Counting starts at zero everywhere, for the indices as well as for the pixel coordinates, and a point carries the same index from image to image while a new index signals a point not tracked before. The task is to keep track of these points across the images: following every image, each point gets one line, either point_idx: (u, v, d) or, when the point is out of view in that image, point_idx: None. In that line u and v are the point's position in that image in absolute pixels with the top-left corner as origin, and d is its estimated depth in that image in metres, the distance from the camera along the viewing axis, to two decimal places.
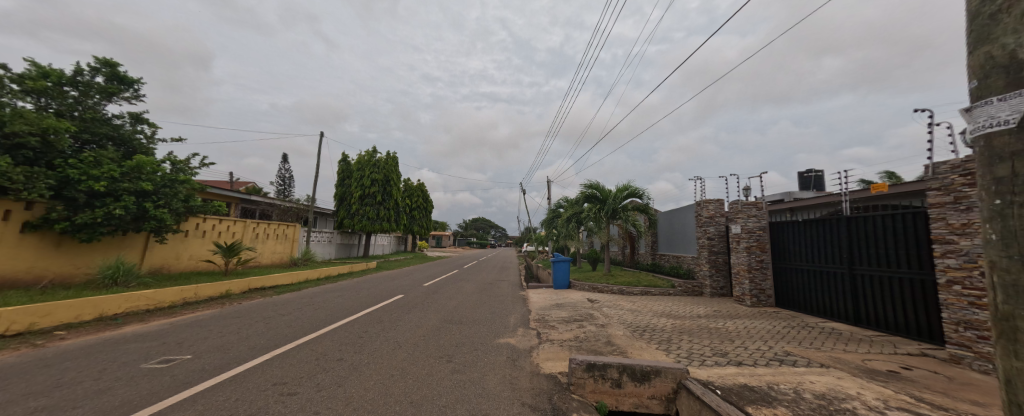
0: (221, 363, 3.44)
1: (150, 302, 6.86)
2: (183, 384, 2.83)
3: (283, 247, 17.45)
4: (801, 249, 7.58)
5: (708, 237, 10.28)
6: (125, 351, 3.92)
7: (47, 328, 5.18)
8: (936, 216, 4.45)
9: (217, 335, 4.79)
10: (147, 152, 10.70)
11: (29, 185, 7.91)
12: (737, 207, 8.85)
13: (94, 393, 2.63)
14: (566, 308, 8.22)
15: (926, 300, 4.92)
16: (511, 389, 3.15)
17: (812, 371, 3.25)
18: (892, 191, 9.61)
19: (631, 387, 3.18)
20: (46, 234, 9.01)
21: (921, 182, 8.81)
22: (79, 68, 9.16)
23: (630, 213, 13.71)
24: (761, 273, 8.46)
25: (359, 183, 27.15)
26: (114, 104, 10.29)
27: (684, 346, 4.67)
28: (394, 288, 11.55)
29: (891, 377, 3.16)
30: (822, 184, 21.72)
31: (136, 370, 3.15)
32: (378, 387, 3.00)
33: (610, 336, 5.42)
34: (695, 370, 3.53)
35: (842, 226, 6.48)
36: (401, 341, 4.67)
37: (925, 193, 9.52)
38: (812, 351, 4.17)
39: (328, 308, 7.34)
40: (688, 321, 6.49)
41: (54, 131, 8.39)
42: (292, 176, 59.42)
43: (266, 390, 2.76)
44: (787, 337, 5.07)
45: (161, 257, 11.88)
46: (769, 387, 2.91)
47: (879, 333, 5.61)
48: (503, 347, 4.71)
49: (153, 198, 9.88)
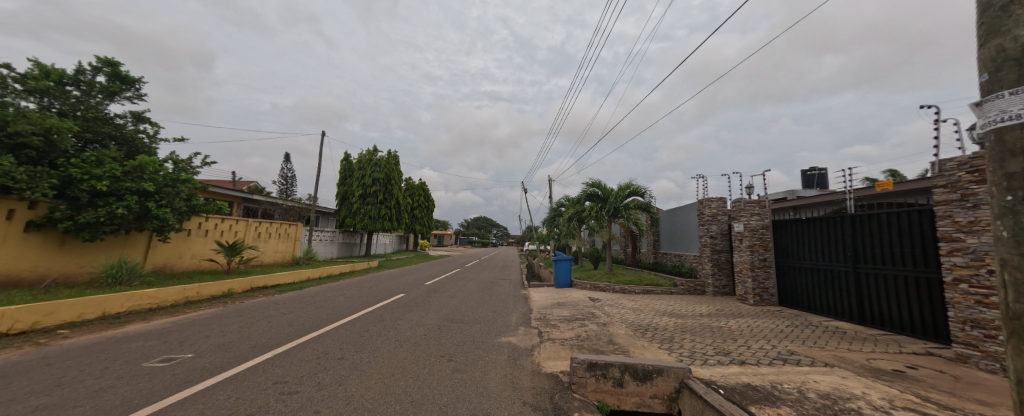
0: (222, 361, 3.44)
1: (153, 301, 6.88)
2: (183, 383, 2.82)
3: (285, 246, 17.52)
4: (805, 247, 7.53)
5: (710, 235, 10.24)
6: (127, 350, 3.93)
7: (50, 327, 5.19)
8: (943, 214, 4.39)
9: (219, 334, 4.80)
10: (149, 152, 10.74)
11: (32, 185, 7.93)
12: (739, 205, 8.81)
13: (94, 391, 2.63)
14: (567, 307, 8.20)
15: (932, 299, 4.87)
16: (512, 388, 3.13)
17: (816, 371, 3.21)
18: (897, 188, 9.51)
19: (632, 386, 3.16)
20: (49, 233, 9.06)
21: (927, 179, 8.71)
22: (81, 68, 9.19)
23: (632, 211, 13.66)
24: (764, 271, 8.41)
25: (361, 183, 27.19)
26: (115, 103, 10.32)
27: (687, 345, 4.64)
28: (396, 287, 11.56)
29: (896, 376, 3.12)
30: (825, 182, 21.64)
31: (138, 369, 3.15)
32: (378, 386, 2.99)
33: (612, 335, 5.40)
34: (697, 369, 3.50)
35: (846, 224, 6.42)
36: (402, 340, 4.66)
37: (931, 191, 9.40)
38: (816, 350, 4.13)
39: (330, 307, 7.35)
40: (690, 320, 6.47)
41: (57, 131, 8.42)
42: (295, 176, 59.81)
43: (266, 389, 2.75)
44: (790, 335, 5.04)
45: (164, 256, 11.95)
46: (772, 386, 2.87)
47: (884, 332, 5.56)
48: (504, 346, 4.70)
49: (155, 198, 9.91)
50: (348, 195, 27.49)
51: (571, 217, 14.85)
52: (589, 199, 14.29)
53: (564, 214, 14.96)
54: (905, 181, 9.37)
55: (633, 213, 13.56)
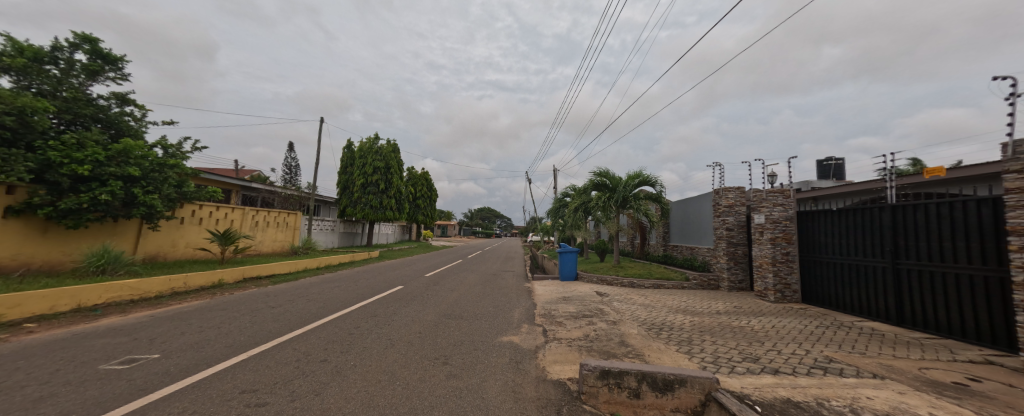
0: (191, 364, 3.10)
1: (134, 292, 6.67)
2: (137, 392, 2.49)
3: (284, 235, 17.31)
4: (834, 241, 7.06)
5: (726, 227, 9.78)
6: (90, 348, 3.61)
7: (15, 320, 4.91)
8: (1015, 204, 3.91)
9: (196, 331, 4.48)
10: (136, 135, 10.46)
11: (8, 168, 7.62)
12: (761, 195, 8.28)
13: (29, 402, 2.30)
14: (573, 302, 7.78)
15: (990, 299, 4.41)
16: (514, 400, 2.74)
17: (866, 384, 2.77)
18: (950, 175, 9.12)
19: (651, 398, 2.76)
20: (31, 219, 8.85)
21: (1001, 164, 8.35)
22: (58, 44, 8.81)
23: (642, 202, 13.08)
24: (786, 266, 7.95)
25: (362, 172, 26.85)
26: (99, 84, 10.00)
27: (708, 348, 4.21)
28: (394, 278, 11.32)
29: (962, 391, 2.67)
30: (842, 172, 20.92)
31: (91, 372, 2.83)
32: (361, 396, 2.62)
33: (623, 335, 4.98)
34: (724, 378, 3.08)
35: (885, 217, 5.94)
36: (394, 339, 4.34)
37: (995, 176, 9.06)
38: (858, 357, 3.68)
39: (322, 300, 7.04)
40: (708, 318, 6.05)
41: (34, 111, 8.06)
42: (297, 165, 60.09)
43: (229, 400, 2.40)
44: (823, 338, 4.60)
45: (157, 244, 11.81)
46: (818, 403, 2.44)
47: (930, 336, 5.06)
48: (506, 347, 4.32)
49: (141, 184, 9.61)
50: (349, 185, 27.16)
51: (577, 207, 14.37)
52: (596, 189, 13.77)
53: (569, 206, 14.53)
54: (968, 168, 8.92)
55: (642, 203, 12.99)
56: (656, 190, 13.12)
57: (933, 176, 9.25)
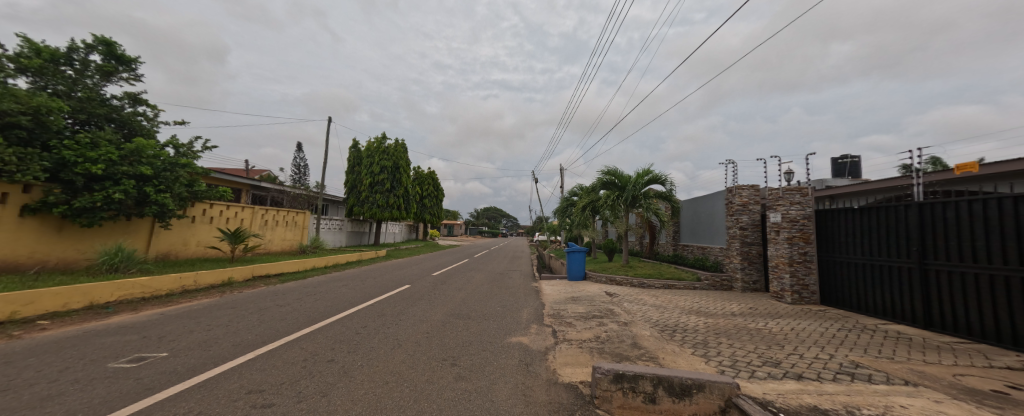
0: (198, 363, 3.07)
1: (146, 290, 6.73)
2: (145, 391, 2.46)
3: (292, 234, 17.46)
4: (855, 240, 6.83)
5: (740, 226, 9.56)
6: (100, 346, 3.61)
7: (29, 317, 4.98)
8: None
9: (204, 329, 4.47)
10: (148, 135, 10.61)
11: (23, 168, 7.77)
12: (777, 193, 8.07)
13: (37, 401, 2.28)
14: (582, 302, 7.67)
15: None
16: (525, 404, 2.64)
17: (898, 392, 2.63)
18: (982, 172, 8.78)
19: (667, 403, 2.65)
20: (47, 218, 9.02)
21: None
22: (74, 45, 8.96)
23: (651, 200, 12.88)
24: (804, 267, 7.73)
25: (370, 171, 27.03)
26: (113, 85, 10.17)
27: (725, 351, 4.07)
28: (402, 277, 11.36)
29: (1003, 401, 2.51)
30: (857, 170, 20.45)
31: (100, 370, 2.82)
32: (368, 398, 2.55)
33: (636, 336, 4.86)
34: (745, 384, 2.95)
35: (911, 215, 5.72)
36: (402, 340, 4.28)
37: None
38: (886, 362, 3.51)
39: (330, 299, 7.05)
40: (722, 319, 5.89)
41: (48, 111, 8.20)
42: (306, 165, 60.79)
43: (235, 401, 2.35)
44: (846, 342, 4.42)
45: (169, 243, 12.00)
46: (848, 412, 2.31)
47: (962, 341, 4.81)
48: (515, 348, 4.24)
49: (153, 183, 9.73)
50: (357, 184, 27.38)
51: (585, 207, 14.20)
52: (604, 187, 13.61)
53: (577, 204, 14.38)
54: (1002, 164, 8.60)
55: (652, 202, 12.79)
56: (667, 189, 12.90)
57: (965, 172, 8.86)
